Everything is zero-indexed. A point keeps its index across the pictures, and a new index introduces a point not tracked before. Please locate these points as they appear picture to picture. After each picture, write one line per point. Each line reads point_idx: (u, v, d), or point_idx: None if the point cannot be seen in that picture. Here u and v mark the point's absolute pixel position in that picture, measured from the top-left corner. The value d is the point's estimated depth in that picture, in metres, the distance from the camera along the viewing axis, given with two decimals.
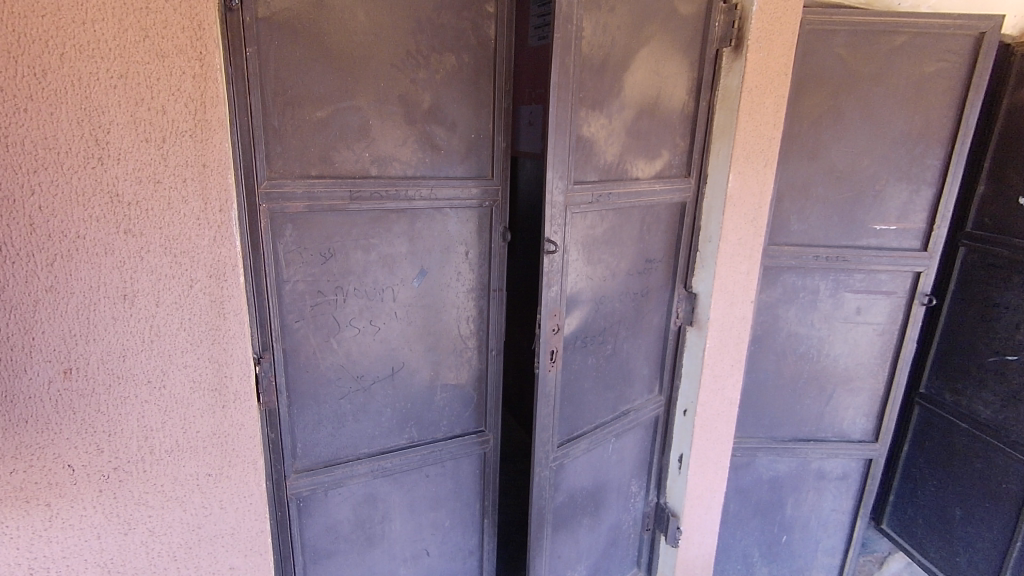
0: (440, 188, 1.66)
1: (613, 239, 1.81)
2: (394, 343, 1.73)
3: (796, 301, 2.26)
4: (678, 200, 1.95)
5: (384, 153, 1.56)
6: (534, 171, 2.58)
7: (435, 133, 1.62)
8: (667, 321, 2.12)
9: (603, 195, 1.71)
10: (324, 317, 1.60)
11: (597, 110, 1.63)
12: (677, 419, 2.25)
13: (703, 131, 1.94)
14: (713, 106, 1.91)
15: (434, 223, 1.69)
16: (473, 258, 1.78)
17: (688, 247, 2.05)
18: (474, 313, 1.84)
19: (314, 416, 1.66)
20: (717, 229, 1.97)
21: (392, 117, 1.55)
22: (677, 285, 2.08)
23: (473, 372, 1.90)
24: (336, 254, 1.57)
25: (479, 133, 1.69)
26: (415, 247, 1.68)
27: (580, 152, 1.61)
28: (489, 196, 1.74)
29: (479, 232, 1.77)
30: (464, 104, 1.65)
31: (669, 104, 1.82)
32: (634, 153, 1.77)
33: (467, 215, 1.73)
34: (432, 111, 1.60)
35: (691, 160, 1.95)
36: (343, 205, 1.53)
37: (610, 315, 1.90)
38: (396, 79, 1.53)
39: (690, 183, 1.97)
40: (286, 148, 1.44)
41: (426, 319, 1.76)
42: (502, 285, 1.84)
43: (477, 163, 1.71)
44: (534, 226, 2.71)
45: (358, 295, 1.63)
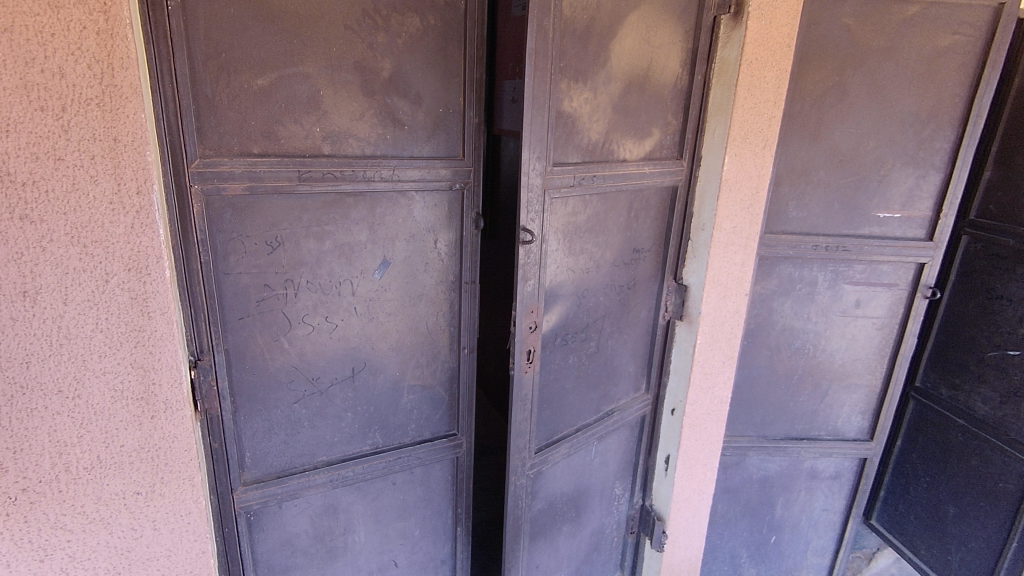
0: (403, 169, 1.47)
1: (598, 227, 1.64)
2: (355, 342, 1.56)
3: (792, 293, 2.12)
4: (669, 184, 1.79)
5: (339, 128, 1.37)
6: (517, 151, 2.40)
7: (398, 106, 1.43)
8: (656, 315, 1.97)
9: (587, 178, 1.54)
10: (272, 315, 1.43)
11: (580, 81, 1.45)
12: (664, 418, 2.12)
13: (698, 108, 1.77)
14: (709, 81, 1.74)
15: (397, 208, 1.51)
16: (443, 247, 1.60)
17: (679, 235, 1.90)
18: (445, 308, 1.67)
19: (264, 422, 1.50)
20: (711, 217, 1.81)
21: (346, 87, 1.36)
22: (667, 277, 1.93)
23: (444, 372, 1.73)
24: (285, 243, 1.39)
25: (448, 107, 1.50)
26: (376, 235, 1.50)
27: (560, 129, 1.44)
28: (461, 178, 1.56)
29: (449, 218, 1.58)
30: (431, 72, 1.45)
31: (660, 78, 1.64)
32: (622, 131, 1.60)
33: (436, 199, 1.55)
34: (393, 81, 1.41)
35: (685, 139, 1.78)
36: (291, 188, 1.35)
37: (594, 310, 1.74)
38: (351, 44, 1.34)
39: (683, 166, 1.81)
40: (222, 121, 1.25)
41: (390, 315, 1.59)
42: (477, 277, 1.67)
43: (447, 141, 1.52)
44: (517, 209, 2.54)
45: (311, 289, 1.45)
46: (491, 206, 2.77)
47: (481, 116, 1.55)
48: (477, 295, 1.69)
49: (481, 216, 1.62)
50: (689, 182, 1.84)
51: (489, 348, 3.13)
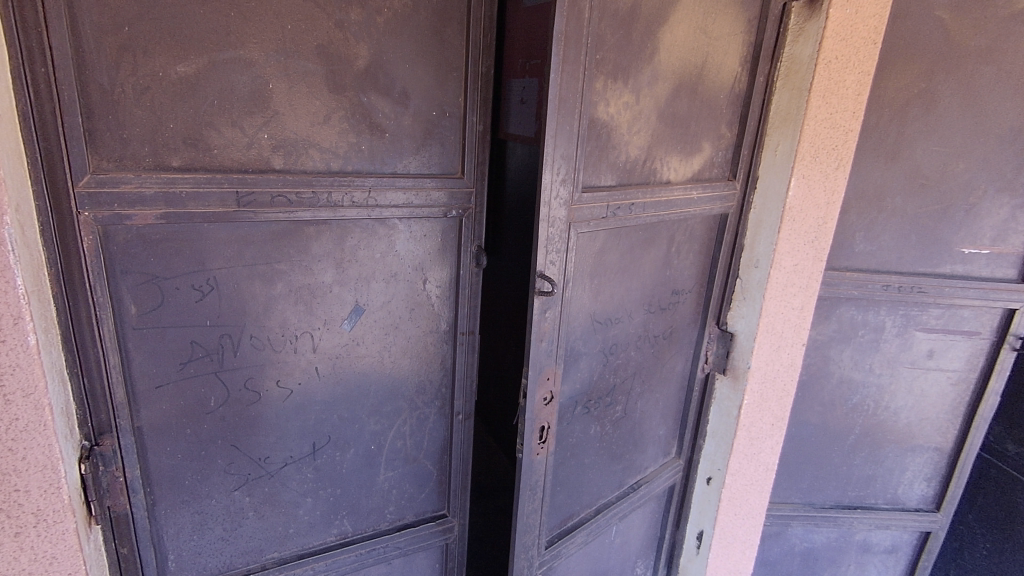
0: (383, 190, 1.12)
1: (632, 267, 1.29)
2: (316, 411, 1.20)
3: (854, 341, 1.77)
4: (718, 211, 1.44)
5: (295, 135, 1.02)
6: (526, 160, 2.05)
7: (377, 107, 1.08)
8: (693, 367, 1.62)
9: (622, 207, 1.19)
10: (202, 381, 1.07)
11: (619, 80, 1.09)
12: (698, 486, 1.77)
13: (757, 118, 1.42)
14: (773, 83, 1.39)
15: (374, 240, 1.15)
16: (433, 289, 1.25)
17: (725, 272, 1.55)
18: (434, 365, 1.31)
19: (194, 517, 1.14)
20: (769, 252, 1.45)
21: (306, 81, 1.00)
22: (707, 322, 1.58)
23: (432, 443, 1.37)
24: (220, 287, 1.04)
25: (443, 109, 1.14)
26: (345, 275, 1.14)
27: (592, 143, 1.08)
28: (459, 202, 1.20)
29: (442, 252, 1.23)
30: (422, 63, 1.09)
31: (716, 80, 1.29)
32: (666, 146, 1.25)
33: (426, 229, 1.19)
34: (370, 74, 1.05)
35: (738, 156, 1.44)
36: (227, 215, 0.99)
37: (623, 368, 1.38)
38: (314, 22, 0.98)
39: (735, 189, 1.46)
40: (126, 122, 0.89)
41: (364, 375, 1.23)
42: (476, 326, 1.31)
43: (441, 155, 1.16)
44: (523, 226, 2.18)
45: (257, 346, 1.10)
46: (494, 223, 2.41)
47: (487, 122, 1.19)
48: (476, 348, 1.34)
49: (483, 251, 1.26)
50: (740, 209, 1.49)
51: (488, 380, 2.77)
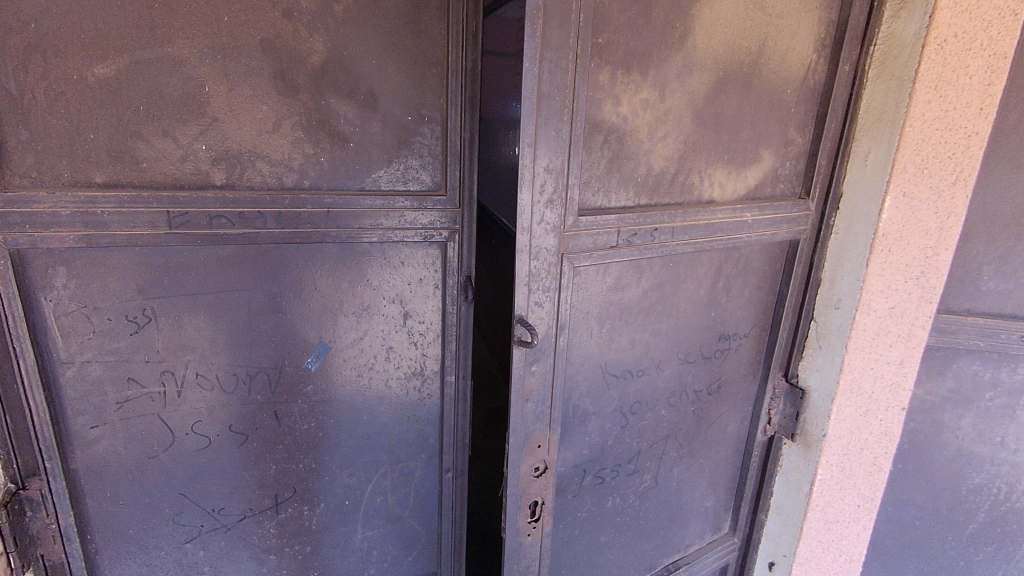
0: (350, 211, 0.96)
1: (660, 308, 1.02)
2: (279, 458, 1.06)
3: (978, 406, 1.36)
4: (786, 237, 1.13)
5: (238, 146, 0.88)
6: None
7: (338, 111, 0.92)
8: (751, 429, 1.32)
9: (641, 233, 0.93)
10: (142, 423, 0.95)
11: (635, 71, 0.85)
12: (760, 568, 1.40)
13: (841, 118, 1.10)
14: (864, 73, 1.07)
15: (341, 267, 0.99)
16: (416, 326, 1.07)
17: (795, 315, 1.23)
18: (419, 411, 1.13)
19: (140, 570, 1.03)
20: (852, 291, 1.12)
21: (249, 82, 0.86)
22: (768, 374, 1.27)
23: (419, 500, 1.19)
24: (159, 319, 0.91)
25: (421, 113, 0.97)
26: (307, 308, 0.99)
27: (594, 153, 0.85)
28: (443, 225, 1.02)
29: (425, 283, 1.05)
30: (394, 58, 0.92)
31: (781, 68, 1.00)
32: (707, 155, 0.98)
33: (405, 254, 1.02)
34: (328, 74, 0.89)
35: (814, 167, 1.13)
36: (160, 238, 0.87)
37: (651, 430, 1.12)
38: (257, 12, 0.84)
39: (809, 209, 1.15)
40: (39, 132, 0.79)
41: (333, 420, 1.07)
42: (467, 368, 1.14)
43: (419, 168, 0.99)
44: None
45: (203, 386, 0.96)
46: None
47: (474, 130, 1.01)
48: (469, 393, 1.15)
49: (473, 282, 1.08)
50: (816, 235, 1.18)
51: None
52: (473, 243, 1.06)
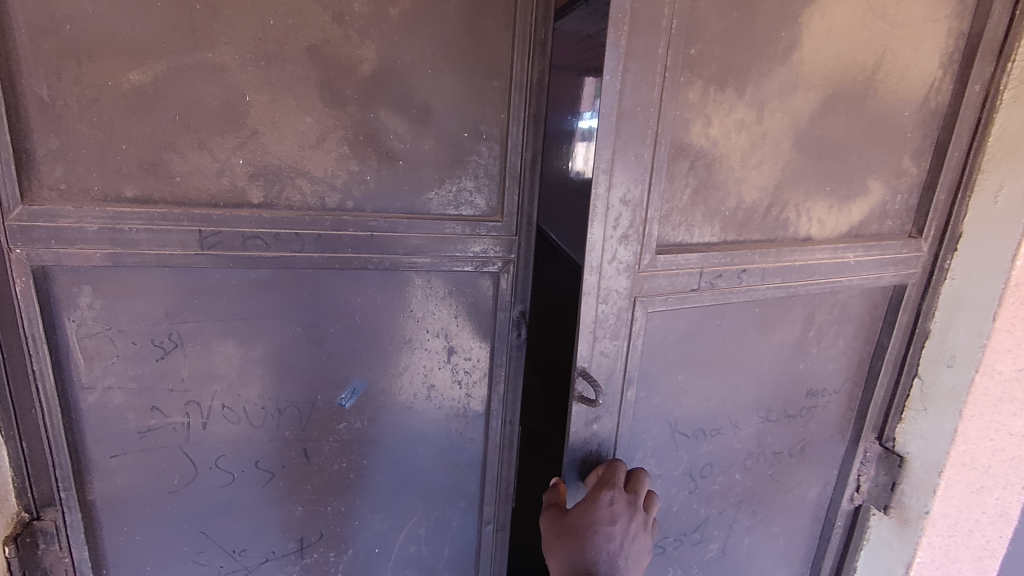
0: (398, 237, 0.87)
1: (740, 359, 0.88)
2: (307, 500, 0.97)
3: None
4: (892, 282, 0.97)
5: (280, 161, 0.80)
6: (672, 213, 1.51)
7: (388, 125, 0.83)
8: (836, 495, 1.12)
9: (727, 274, 0.79)
10: (164, 455, 0.88)
11: (729, 87, 0.72)
12: None
13: (965, 147, 0.93)
14: (997, 94, 0.90)
15: (383, 296, 0.90)
16: (462, 363, 0.97)
17: (894, 372, 1.05)
18: (461, 456, 1.03)
19: None
20: (971, 347, 0.96)
21: (295, 93, 0.78)
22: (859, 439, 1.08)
23: (455, 552, 1.08)
24: (186, 345, 0.84)
25: (479, 130, 0.87)
26: (345, 340, 0.91)
27: (678, 182, 0.73)
28: (498, 255, 0.92)
29: (474, 317, 0.95)
30: (452, 69, 0.83)
31: (897, 88, 0.86)
32: (808, 186, 0.84)
33: (453, 285, 0.92)
34: (380, 85, 0.81)
35: (932, 202, 0.95)
36: (189, 259, 0.80)
37: (721, 495, 0.97)
38: (304, 15, 0.76)
39: (922, 251, 0.97)
40: (70, 141, 0.73)
41: (366, 462, 0.98)
42: (517, 412, 1.02)
43: (472, 191, 0.89)
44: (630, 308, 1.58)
45: (229, 419, 0.89)
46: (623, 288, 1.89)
47: (537, 150, 0.89)
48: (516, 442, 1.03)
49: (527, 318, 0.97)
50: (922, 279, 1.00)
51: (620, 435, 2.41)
52: (529, 277, 0.94)
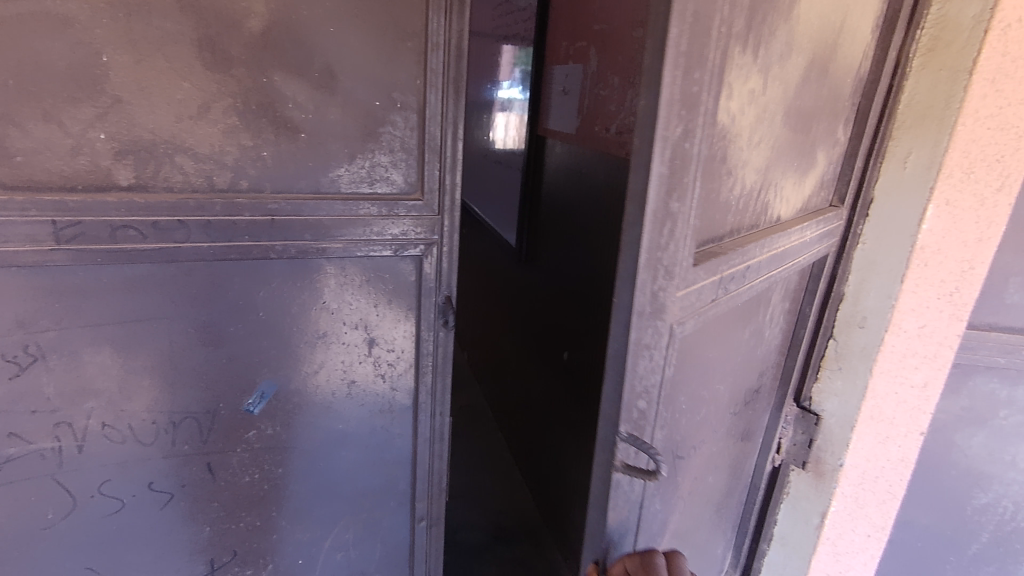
0: (312, 220, 0.80)
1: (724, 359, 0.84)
2: (233, 517, 0.88)
3: (991, 425, 1.28)
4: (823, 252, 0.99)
5: (148, 132, 0.70)
6: None
7: (286, 90, 0.75)
8: (762, 460, 1.16)
9: (738, 276, 0.75)
10: (29, 487, 0.74)
11: (751, 49, 0.66)
12: None
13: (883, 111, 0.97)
14: (906, 62, 0.94)
15: (297, 289, 0.83)
16: (386, 354, 0.91)
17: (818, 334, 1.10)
18: (392, 452, 0.97)
19: None
20: (882, 307, 1.01)
21: (165, 47, 0.69)
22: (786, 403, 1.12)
23: (387, 553, 1.03)
24: (48, 356, 0.71)
25: (391, 96, 0.81)
26: (249, 336, 0.82)
27: (711, 168, 0.65)
28: (418, 237, 0.87)
29: (397, 306, 0.89)
30: (353, 26, 0.77)
31: (846, 55, 0.87)
32: (785, 161, 0.82)
33: (373, 272, 0.86)
34: (270, 41, 0.73)
35: (850, 169, 0.99)
36: (45, 254, 0.67)
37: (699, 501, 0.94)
38: None
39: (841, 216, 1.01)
40: None
41: (284, 468, 0.89)
42: (449, 399, 0.97)
43: (387, 167, 0.83)
44: None
45: (110, 439, 0.76)
46: None
47: (456, 120, 0.85)
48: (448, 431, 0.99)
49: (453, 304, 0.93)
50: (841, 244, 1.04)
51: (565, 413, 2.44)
52: (454, 256, 0.90)
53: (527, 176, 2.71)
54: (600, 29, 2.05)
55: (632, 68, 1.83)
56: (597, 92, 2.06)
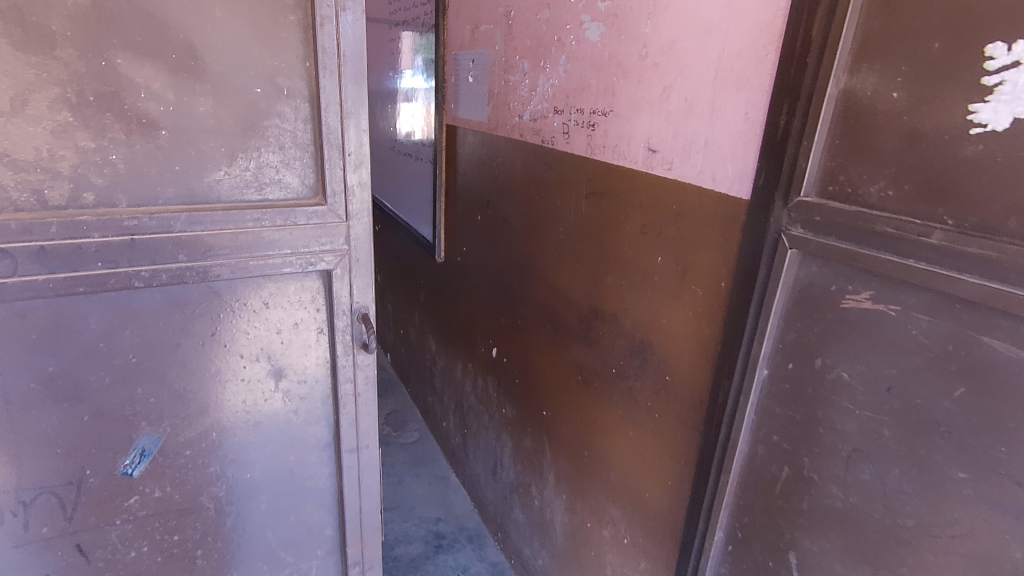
0: (183, 235, 0.94)
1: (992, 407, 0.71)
2: (128, 516, 1.04)
3: None
4: (866, 241, 0.83)
5: (36, 122, 0.84)
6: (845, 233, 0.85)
7: (139, 76, 0.88)
8: (777, 461, 1.01)
9: None
10: None
11: None
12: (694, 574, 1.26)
13: (851, 91, 0.86)
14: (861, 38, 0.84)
15: (169, 308, 0.98)
16: (300, 343, 1.09)
17: (795, 328, 0.96)
18: (307, 422, 1.15)
19: None
20: None
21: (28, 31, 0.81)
22: (820, 418, 0.93)
23: (312, 517, 1.21)
24: None
25: (261, 82, 0.95)
26: (180, 332, 1.00)
27: None
28: (328, 244, 1.04)
29: (308, 303, 1.07)
30: (216, 9, 0.89)
31: (936, 43, 0.74)
32: None
33: (285, 287, 1.05)
34: (141, 25, 0.86)
35: (853, 159, 0.86)
36: None
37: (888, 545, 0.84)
38: None
39: (856, 203, 0.85)
40: None
41: (211, 442, 1.07)
42: (371, 399, 1.17)
43: (278, 168, 0.99)
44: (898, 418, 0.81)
45: None
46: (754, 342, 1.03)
47: (356, 128, 1.00)
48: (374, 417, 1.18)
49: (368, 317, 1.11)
50: (843, 226, 0.86)
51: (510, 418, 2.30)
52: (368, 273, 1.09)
53: (440, 168, 2.59)
54: (505, 12, 1.96)
55: (541, 52, 1.76)
56: (507, 77, 1.98)
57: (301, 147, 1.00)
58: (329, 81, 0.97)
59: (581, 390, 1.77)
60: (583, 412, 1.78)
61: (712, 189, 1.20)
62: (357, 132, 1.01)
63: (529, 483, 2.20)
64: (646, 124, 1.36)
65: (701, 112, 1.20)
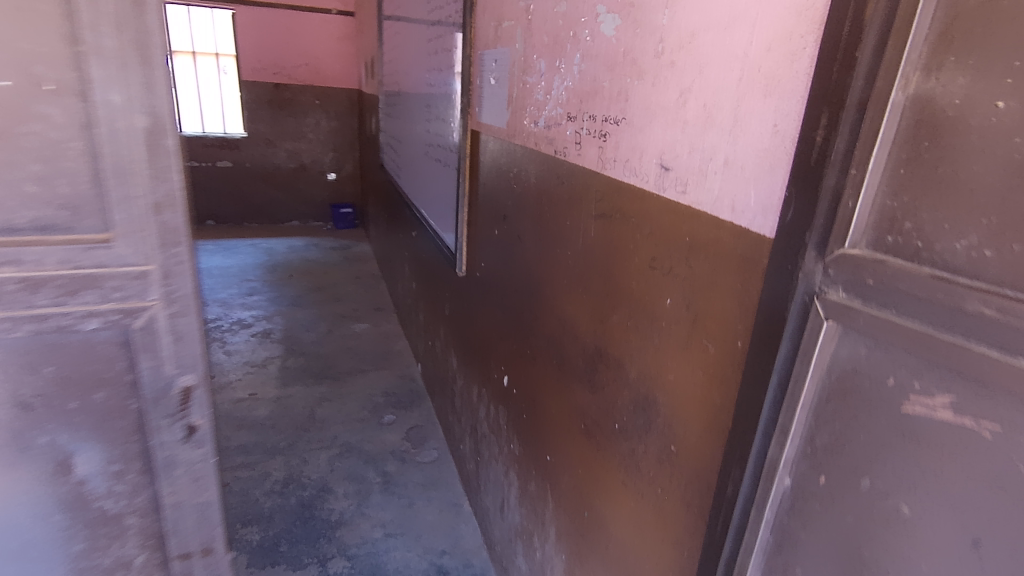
0: None
1: None
2: None
3: None
4: (948, 324, 0.54)
5: None
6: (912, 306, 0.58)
7: None
8: None
9: None
10: None
11: None
12: None
13: (926, 98, 0.57)
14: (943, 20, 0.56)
15: None
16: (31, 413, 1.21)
17: (832, 429, 0.67)
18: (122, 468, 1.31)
19: None
20: None
21: None
22: (866, 563, 0.64)
23: (146, 551, 1.39)
24: None
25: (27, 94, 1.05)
26: None
27: None
28: (111, 306, 1.19)
29: (108, 363, 1.23)
30: None
31: None
32: None
33: (114, 360, 1.23)
34: None
35: (929, 198, 0.57)
36: None
37: None
38: None
39: (931, 263, 0.57)
40: None
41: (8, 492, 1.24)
42: (191, 455, 1.36)
43: (42, 183, 1.10)
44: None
45: None
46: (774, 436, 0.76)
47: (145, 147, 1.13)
48: (215, 476, 1.42)
49: (176, 383, 1.29)
50: (911, 300, 0.58)
51: (518, 456, 2.08)
52: (195, 349, 1.29)
53: (463, 176, 2.41)
54: (524, 5, 1.75)
55: (557, 50, 1.53)
56: (524, 79, 1.77)
57: (81, 157, 1.10)
58: (115, 95, 1.09)
59: (584, 442, 1.52)
60: (585, 468, 1.53)
61: (731, 222, 0.94)
62: (151, 153, 1.14)
63: (533, 532, 1.97)
64: (659, 136, 1.11)
65: (721, 123, 0.94)
